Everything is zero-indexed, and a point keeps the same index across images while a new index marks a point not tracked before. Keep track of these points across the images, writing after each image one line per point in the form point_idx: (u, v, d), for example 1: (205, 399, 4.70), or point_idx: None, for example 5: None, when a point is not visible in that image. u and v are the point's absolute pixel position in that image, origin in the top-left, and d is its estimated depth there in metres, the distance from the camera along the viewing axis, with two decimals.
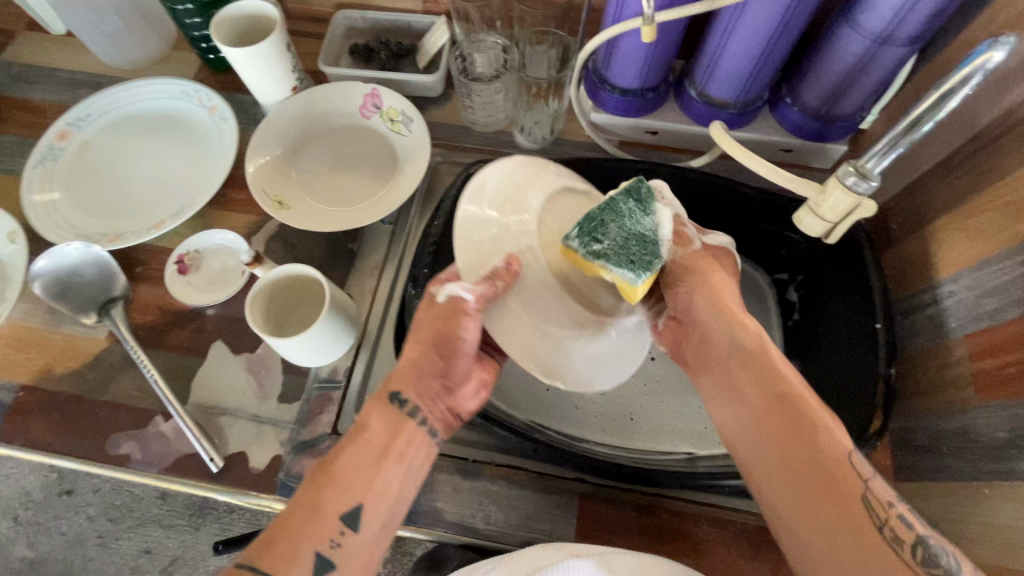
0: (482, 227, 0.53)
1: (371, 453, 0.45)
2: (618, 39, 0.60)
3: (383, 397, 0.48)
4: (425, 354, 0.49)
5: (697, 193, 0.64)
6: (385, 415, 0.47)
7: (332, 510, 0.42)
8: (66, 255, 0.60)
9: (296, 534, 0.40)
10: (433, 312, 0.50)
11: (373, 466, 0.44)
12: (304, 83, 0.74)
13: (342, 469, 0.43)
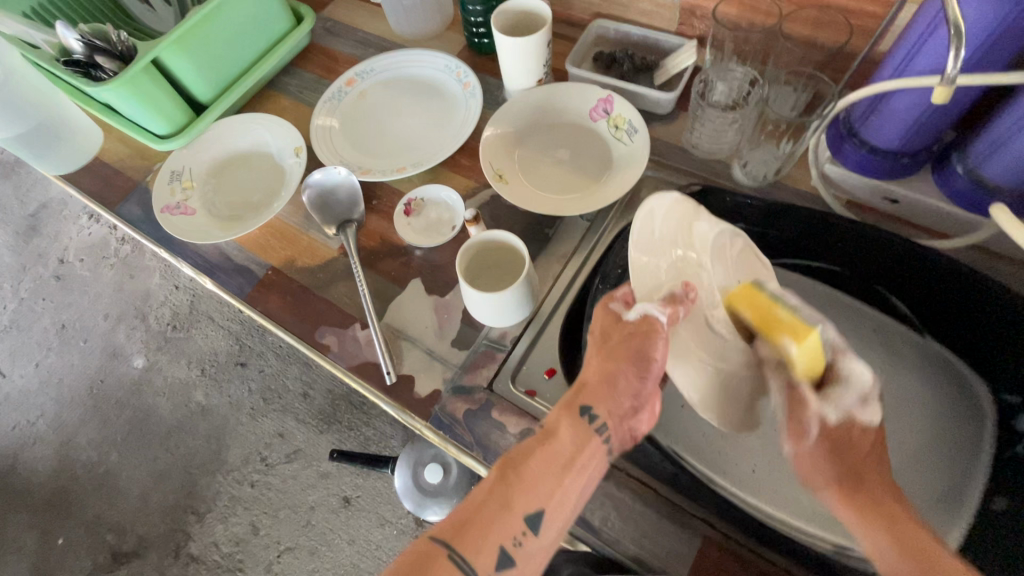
0: (655, 270, 0.55)
1: (558, 464, 0.46)
2: (893, 94, 0.56)
3: (575, 410, 0.49)
4: (622, 370, 0.49)
5: (927, 275, 0.59)
6: (574, 427, 0.48)
7: (519, 509, 0.44)
8: (334, 176, 0.75)
9: (486, 529, 0.44)
10: (624, 328, 0.52)
11: (560, 478, 0.46)
12: (547, 78, 0.81)
13: (536, 472, 0.46)
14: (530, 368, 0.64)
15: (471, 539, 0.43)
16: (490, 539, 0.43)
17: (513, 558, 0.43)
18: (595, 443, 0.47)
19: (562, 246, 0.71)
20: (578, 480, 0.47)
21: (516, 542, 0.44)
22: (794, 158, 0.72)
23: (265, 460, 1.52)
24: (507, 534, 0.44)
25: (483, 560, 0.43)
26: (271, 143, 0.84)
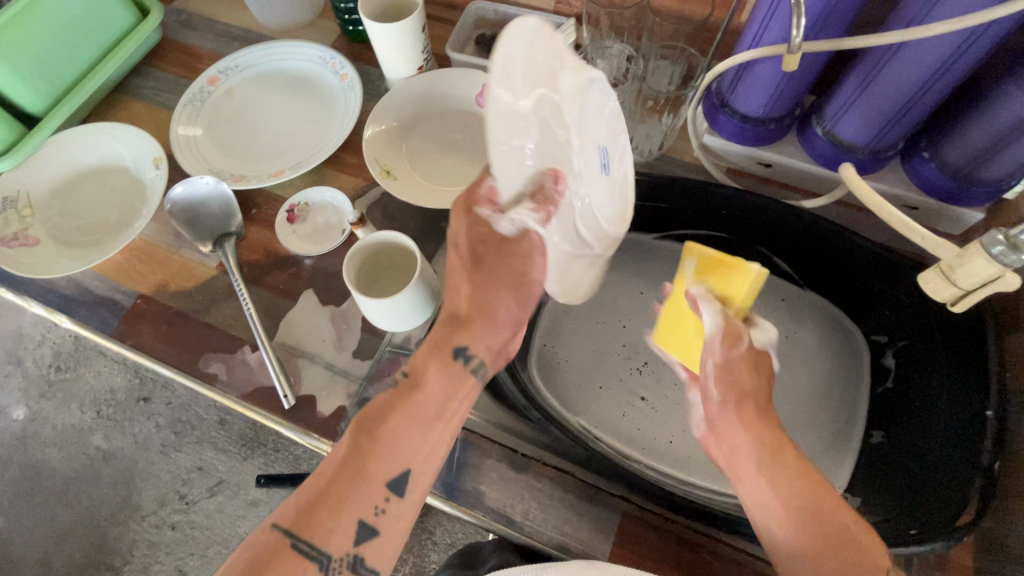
0: (514, 123, 0.43)
1: (423, 418, 0.45)
2: (754, 62, 0.58)
3: (446, 353, 0.48)
4: (504, 293, 0.49)
5: (804, 233, 0.61)
6: (442, 376, 0.47)
7: (377, 477, 0.43)
8: (199, 187, 0.68)
9: (338, 509, 0.42)
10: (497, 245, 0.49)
11: (418, 429, 0.45)
12: (429, 65, 0.77)
13: (397, 433, 0.44)
14: None
15: (323, 519, 0.41)
16: (346, 509, 0.42)
17: (378, 527, 0.43)
18: (464, 384, 0.48)
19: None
20: (449, 426, 0.47)
21: (378, 512, 0.43)
22: (677, 131, 0.73)
23: (184, 498, 1.41)
24: (365, 501, 0.42)
25: (340, 539, 0.41)
26: (124, 155, 0.74)
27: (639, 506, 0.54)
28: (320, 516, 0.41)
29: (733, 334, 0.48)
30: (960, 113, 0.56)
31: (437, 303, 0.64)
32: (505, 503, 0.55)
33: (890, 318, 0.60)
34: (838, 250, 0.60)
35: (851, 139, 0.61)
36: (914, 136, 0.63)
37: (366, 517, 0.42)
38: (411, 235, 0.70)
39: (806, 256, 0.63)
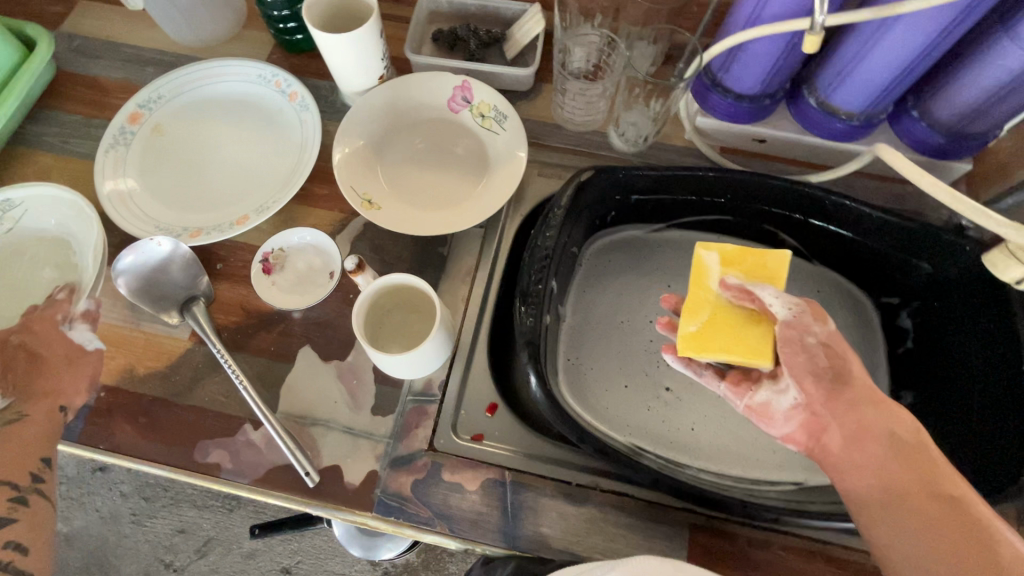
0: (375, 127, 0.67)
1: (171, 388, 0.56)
2: (750, 42, 0.55)
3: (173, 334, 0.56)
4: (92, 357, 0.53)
5: (816, 209, 0.61)
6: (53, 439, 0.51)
7: None
8: (153, 251, 0.58)
9: None
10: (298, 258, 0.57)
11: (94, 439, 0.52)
12: (389, 72, 0.70)
13: None
14: (469, 409, 0.58)
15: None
16: None
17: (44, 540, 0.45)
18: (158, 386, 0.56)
19: (462, 263, 0.64)
20: None
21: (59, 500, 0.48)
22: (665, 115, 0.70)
23: (170, 566, 1.28)
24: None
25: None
26: (46, 223, 0.63)
27: (704, 514, 0.53)
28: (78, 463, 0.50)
29: (838, 362, 0.45)
30: (946, 72, 0.57)
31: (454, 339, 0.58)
32: (571, 541, 0.52)
33: (901, 281, 0.62)
34: (851, 221, 0.60)
35: (847, 107, 0.61)
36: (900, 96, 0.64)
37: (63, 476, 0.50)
38: (406, 266, 0.63)
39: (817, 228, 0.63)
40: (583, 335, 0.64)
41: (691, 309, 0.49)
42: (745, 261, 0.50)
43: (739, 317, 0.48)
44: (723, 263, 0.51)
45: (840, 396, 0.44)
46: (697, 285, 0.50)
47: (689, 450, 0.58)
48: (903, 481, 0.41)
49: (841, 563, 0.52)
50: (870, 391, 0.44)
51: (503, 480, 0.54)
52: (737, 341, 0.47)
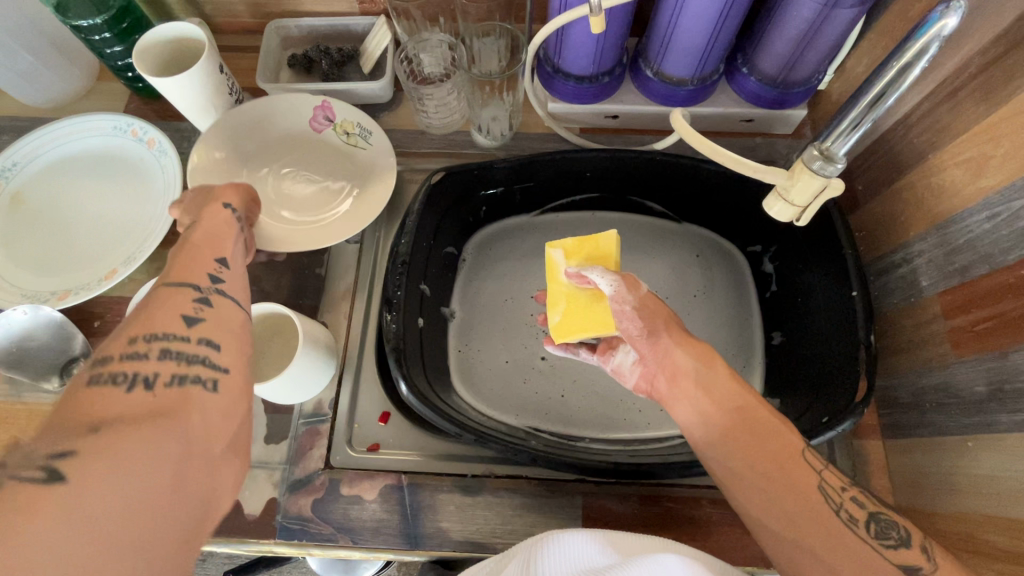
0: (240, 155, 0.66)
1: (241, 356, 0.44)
2: (568, 27, 0.58)
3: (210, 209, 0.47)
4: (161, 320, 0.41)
5: (666, 176, 0.63)
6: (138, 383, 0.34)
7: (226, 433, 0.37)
8: (15, 322, 0.56)
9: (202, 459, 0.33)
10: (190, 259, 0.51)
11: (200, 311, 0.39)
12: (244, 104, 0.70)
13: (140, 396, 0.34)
14: (363, 421, 0.59)
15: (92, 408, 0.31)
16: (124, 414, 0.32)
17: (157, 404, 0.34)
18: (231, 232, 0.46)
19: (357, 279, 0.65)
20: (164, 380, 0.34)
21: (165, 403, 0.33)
22: (522, 106, 0.72)
23: None
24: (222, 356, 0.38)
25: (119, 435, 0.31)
26: None
27: (594, 481, 0.55)
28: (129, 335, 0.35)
29: (654, 316, 0.48)
30: (760, 28, 0.60)
31: (337, 356, 0.60)
32: (471, 531, 0.54)
33: (757, 229, 0.65)
34: (696, 180, 0.62)
35: (679, 74, 0.64)
36: (732, 56, 0.67)
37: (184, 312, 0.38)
38: (286, 292, 0.64)
39: (671, 192, 0.65)
40: (472, 330, 0.65)
41: (550, 304, 0.55)
42: (583, 249, 0.54)
43: (587, 299, 0.53)
44: (566, 256, 0.54)
45: (658, 341, 0.47)
46: (550, 281, 0.55)
47: (579, 422, 0.60)
48: (716, 412, 0.43)
49: (727, 505, 0.54)
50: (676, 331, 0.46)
51: (399, 484, 0.55)
52: (590, 324, 0.52)
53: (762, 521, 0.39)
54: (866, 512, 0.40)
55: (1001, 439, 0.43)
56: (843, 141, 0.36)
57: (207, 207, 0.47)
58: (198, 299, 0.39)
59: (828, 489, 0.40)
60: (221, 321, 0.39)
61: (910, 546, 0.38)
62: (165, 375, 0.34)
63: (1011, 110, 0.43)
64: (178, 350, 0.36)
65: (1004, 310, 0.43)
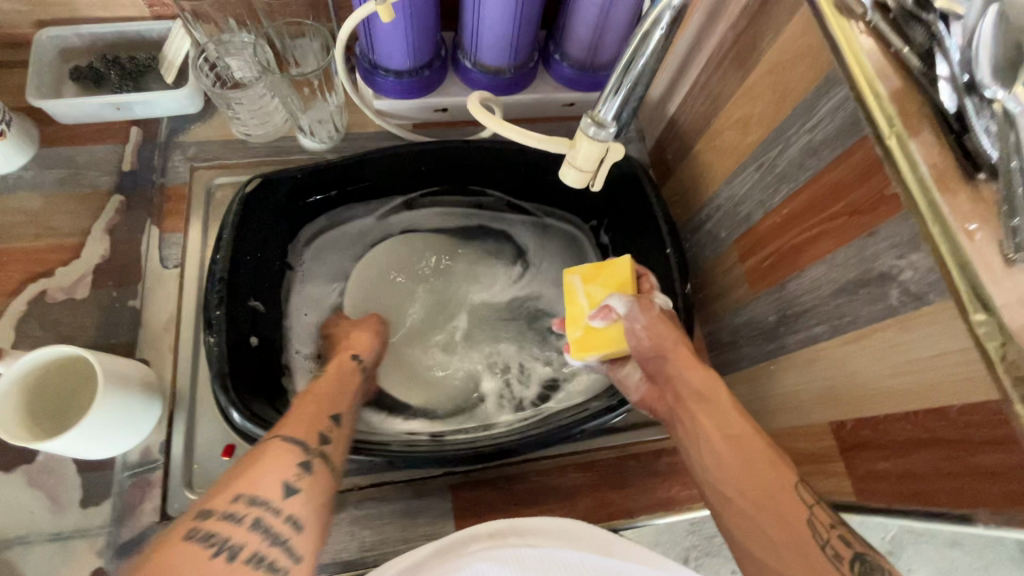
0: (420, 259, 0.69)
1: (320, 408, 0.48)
2: (373, 21, 0.57)
3: (343, 358, 0.55)
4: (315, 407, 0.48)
5: (496, 163, 0.65)
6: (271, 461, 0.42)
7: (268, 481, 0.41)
8: None
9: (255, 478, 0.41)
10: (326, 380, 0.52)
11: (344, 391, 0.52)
12: (14, 126, 0.60)
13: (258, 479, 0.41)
14: (202, 460, 0.54)
15: (289, 419, 0.46)
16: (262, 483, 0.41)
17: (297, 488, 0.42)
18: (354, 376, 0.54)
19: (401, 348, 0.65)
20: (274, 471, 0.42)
21: (330, 427, 0.47)
22: (350, 106, 0.70)
23: None
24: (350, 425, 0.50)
25: (305, 428, 0.45)
26: None
27: (462, 472, 0.55)
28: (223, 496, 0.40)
29: (660, 337, 0.50)
30: (562, 17, 0.64)
31: (162, 394, 0.54)
32: (338, 550, 0.51)
33: (590, 203, 0.68)
34: (525, 164, 0.64)
35: (496, 64, 0.65)
36: (544, 45, 0.70)
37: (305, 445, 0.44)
38: (92, 334, 0.57)
39: (505, 178, 0.67)
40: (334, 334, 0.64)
41: (570, 321, 0.54)
42: (602, 277, 0.53)
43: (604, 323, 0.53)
44: (585, 281, 0.54)
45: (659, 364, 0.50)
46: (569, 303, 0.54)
47: None
48: (716, 439, 0.46)
49: (590, 467, 0.57)
50: (683, 357, 0.49)
51: None
52: (614, 341, 0.53)
53: (744, 543, 0.42)
54: (848, 543, 0.39)
55: (792, 358, 0.49)
56: (609, 106, 0.39)
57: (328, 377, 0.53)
58: (301, 463, 0.43)
59: (811, 518, 0.41)
60: (315, 488, 0.43)
61: (851, 549, 0.39)
62: (247, 551, 0.38)
63: (758, 73, 0.49)
64: (268, 523, 0.39)
65: (777, 247, 0.49)
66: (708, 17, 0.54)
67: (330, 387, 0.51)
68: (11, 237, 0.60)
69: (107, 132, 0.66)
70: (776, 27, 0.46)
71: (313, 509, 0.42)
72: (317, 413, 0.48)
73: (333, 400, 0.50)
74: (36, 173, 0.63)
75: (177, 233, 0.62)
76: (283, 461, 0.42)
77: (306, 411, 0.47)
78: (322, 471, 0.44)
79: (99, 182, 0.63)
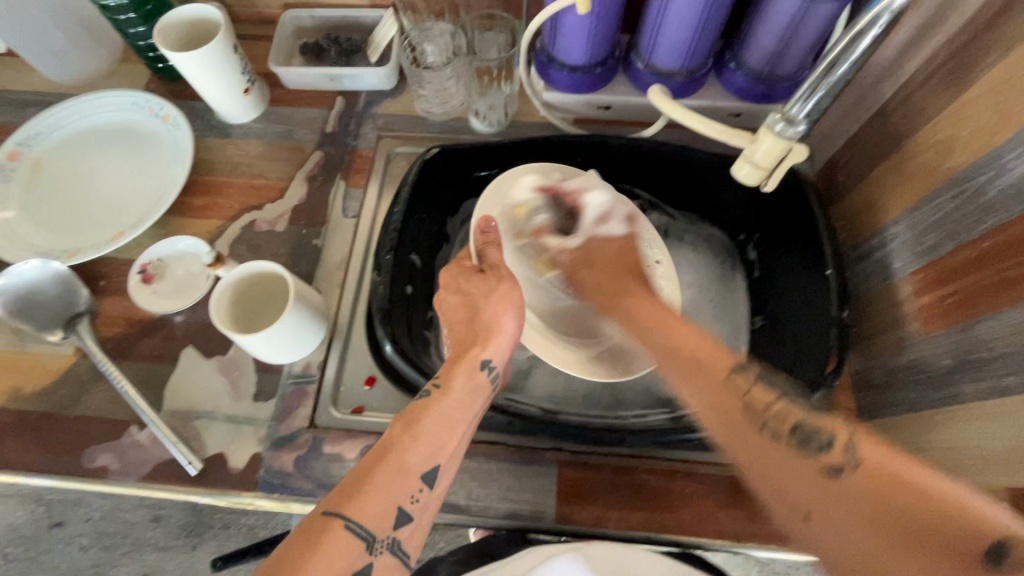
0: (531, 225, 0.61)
1: (449, 417, 0.47)
2: (561, 16, 0.61)
3: (473, 366, 0.51)
4: (444, 420, 0.47)
5: (652, 161, 0.65)
6: (388, 486, 0.43)
7: (389, 496, 0.42)
8: (26, 273, 0.60)
9: (378, 494, 0.42)
10: (463, 384, 0.50)
11: (453, 430, 0.47)
12: (256, 85, 0.74)
13: (377, 496, 0.42)
14: (348, 384, 0.61)
15: (365, 501, 0.41)
16: (376, 510, 0.41)
17: (411, 516, 0.43)
18: (481, 396, 0.51)
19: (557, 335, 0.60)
20: (404, 484, 0.43)
21: (414, 499, 0.44)
22: (520, 96, 0.76)
23: None
24: (452, 466, 0.47)
25: (380, 521, 0.41)
26: None
27: (571, 450, 0.56)
28: (342, 525, 0.40)
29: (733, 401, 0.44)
30: (745, 25, 0.63)
31: (328, 321, 0.62)
32: (447, 493, 0.55)
33: (742, 215, 0.66)
34: (682, 168, 0.64)
35: (668, 66, 0.66)
36: (721, 53, 0.69)
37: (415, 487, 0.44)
38: (283, 261, 0.67)
39: (657, 179, 0.67)
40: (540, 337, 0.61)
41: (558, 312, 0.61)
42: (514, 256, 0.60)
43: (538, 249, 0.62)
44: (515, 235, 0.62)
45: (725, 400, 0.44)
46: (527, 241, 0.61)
47: (560, 399, 0.60)
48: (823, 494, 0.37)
49: (702, 480, 0.55)
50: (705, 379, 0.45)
51: None
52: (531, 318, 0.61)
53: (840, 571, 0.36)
54: (843, 450, 0.38)
55: (969, 410, 0.43)
56: (801, 105, 0.41)
57: (455, 365, 0.51)
58: (412, 493, 0.44)
59: (765, 406, 0.43)
60: (417, 527, 0.44)
61: None
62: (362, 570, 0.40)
63: (975, 92, 0.44)
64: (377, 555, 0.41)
65: (968, 284, 0.44)
66: (919, 32, 0.50)
67: (426, 439, 0.46)
68: (236, 173, 0.72)
69: (319, 98, 0.77)
70: (1008, 42, 0.41)
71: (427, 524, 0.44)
72: (444, 431, 0.47)
73: (430, 449, 0.46)
74: (262, 126, 0.76)
75: (359, 189, 0.71)
76: (392, 490, 0.43)
77: (382, 493, 0.42)
78: (392, 557, 0.42)
79: (307, 138, 0.75)
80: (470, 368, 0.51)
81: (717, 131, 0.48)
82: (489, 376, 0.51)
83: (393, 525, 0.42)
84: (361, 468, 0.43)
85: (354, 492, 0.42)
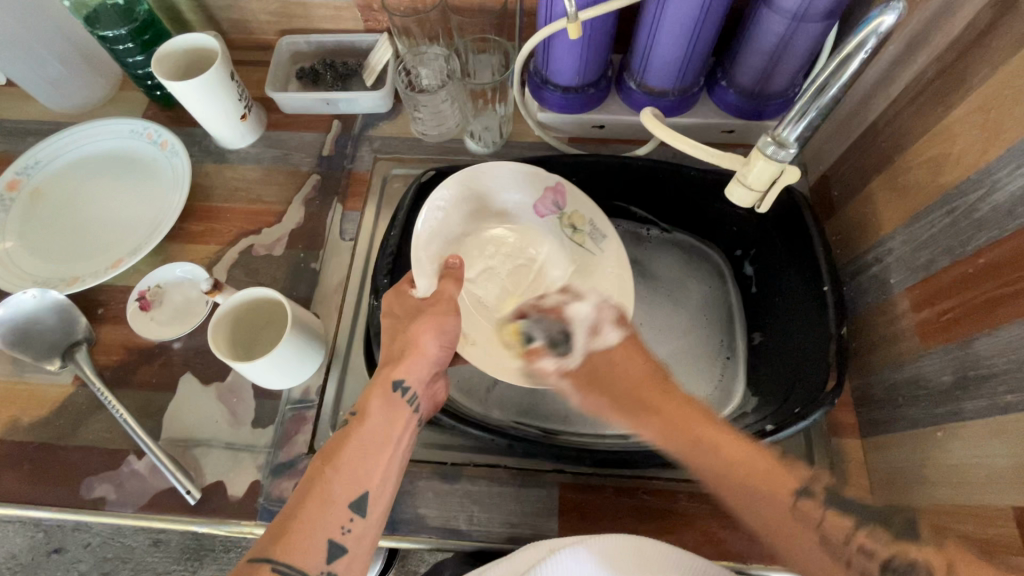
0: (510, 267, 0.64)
1: (371, 444, 0.48)
2: (553, 39, 0.62)
3: (385, 388, 0.51)
4: (371, 442, 0.48)
5: (648, 180, 0.65)
6: (315, 515, 0.43)
7: (319, 529, 0.43)
8: (23, 303, 0.61)
9: (307, 533, 0.42)
10: (383, 410, 0.50)
11: (376, 455, 0.48)
12: (253, 111, 0.74)
13: (304, 528, 0.42)
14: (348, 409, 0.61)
15: (289, 542, 0.41)
16: (303, 544, 0.42)
17: (346, 546, 0.43)
18: (403, 415, 0.50)
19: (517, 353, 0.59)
20: (332, 517, 0.44)
21: (346, 529, 0.44)
22: (515, 116, 0.76)
23: None
24: (382, 490, 0.47)
25: (309, 556, 0.41)
26: None
27: (573, 473, 0.56)
28: (267, 568, 0.40)
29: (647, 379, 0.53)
30: (735, 44, 0.64)
31: (326, 344, 0.62)
32: (448, 518, 0.55)
33: (738, 232, 0.66)
34: (678, 186, 0.65)
35: (660, 86, 0.67)
36: (712, 71, 0.70)
37: (342, 521, 0.44)
38: (281, 285, 0.68)
39: (653, 196, 0.67)
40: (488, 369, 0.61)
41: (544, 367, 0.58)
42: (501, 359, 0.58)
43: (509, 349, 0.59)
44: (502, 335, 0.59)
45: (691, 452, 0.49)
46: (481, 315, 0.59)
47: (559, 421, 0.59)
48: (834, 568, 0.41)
49: (705, 499, 0.54)
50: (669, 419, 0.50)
51: None
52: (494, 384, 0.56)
53: None
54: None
55: (971, 428, 0.43)
56: (791, 128, 0.42)
57: (377, 390, 0.51)
58: (348, 517, 0.44)
59: (821, 531, 0.43)
60: (357, 553, 0.44)
61: None
62: None
63: (964, 110, 0.45)
64: None
65: (963, 300, 0.44)
66: (906, 51, 0.51)
67: (349, 467, 0.46)
68: (234, 198, 0.73)
69: (316, 123, 0.78)
70: (994, 62, 0.42)
71: (367, 547, 0.45)
72: (371, 451, 0.48)
73: (355, 476, 0.46)
74: (259, 151, 0.76)
75: (356, 212, 0.72)
76: (324, 521, 0.43)
77: (311, 529, 0.42)
78: None
79: (303, 162, 0.75)
80: (382, 392, 0.50)
81: (709, 154, 0.49)
82: (402, 398, 0.51)
83: (320, 559, 0.42)
84: (292, 497, 0.44)
85: (280, 529, 0.42)
